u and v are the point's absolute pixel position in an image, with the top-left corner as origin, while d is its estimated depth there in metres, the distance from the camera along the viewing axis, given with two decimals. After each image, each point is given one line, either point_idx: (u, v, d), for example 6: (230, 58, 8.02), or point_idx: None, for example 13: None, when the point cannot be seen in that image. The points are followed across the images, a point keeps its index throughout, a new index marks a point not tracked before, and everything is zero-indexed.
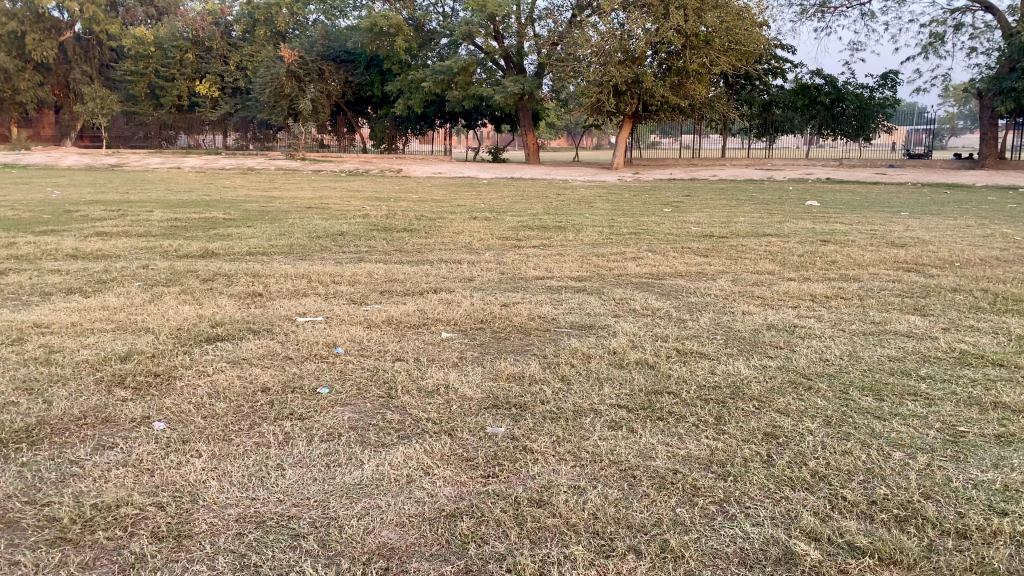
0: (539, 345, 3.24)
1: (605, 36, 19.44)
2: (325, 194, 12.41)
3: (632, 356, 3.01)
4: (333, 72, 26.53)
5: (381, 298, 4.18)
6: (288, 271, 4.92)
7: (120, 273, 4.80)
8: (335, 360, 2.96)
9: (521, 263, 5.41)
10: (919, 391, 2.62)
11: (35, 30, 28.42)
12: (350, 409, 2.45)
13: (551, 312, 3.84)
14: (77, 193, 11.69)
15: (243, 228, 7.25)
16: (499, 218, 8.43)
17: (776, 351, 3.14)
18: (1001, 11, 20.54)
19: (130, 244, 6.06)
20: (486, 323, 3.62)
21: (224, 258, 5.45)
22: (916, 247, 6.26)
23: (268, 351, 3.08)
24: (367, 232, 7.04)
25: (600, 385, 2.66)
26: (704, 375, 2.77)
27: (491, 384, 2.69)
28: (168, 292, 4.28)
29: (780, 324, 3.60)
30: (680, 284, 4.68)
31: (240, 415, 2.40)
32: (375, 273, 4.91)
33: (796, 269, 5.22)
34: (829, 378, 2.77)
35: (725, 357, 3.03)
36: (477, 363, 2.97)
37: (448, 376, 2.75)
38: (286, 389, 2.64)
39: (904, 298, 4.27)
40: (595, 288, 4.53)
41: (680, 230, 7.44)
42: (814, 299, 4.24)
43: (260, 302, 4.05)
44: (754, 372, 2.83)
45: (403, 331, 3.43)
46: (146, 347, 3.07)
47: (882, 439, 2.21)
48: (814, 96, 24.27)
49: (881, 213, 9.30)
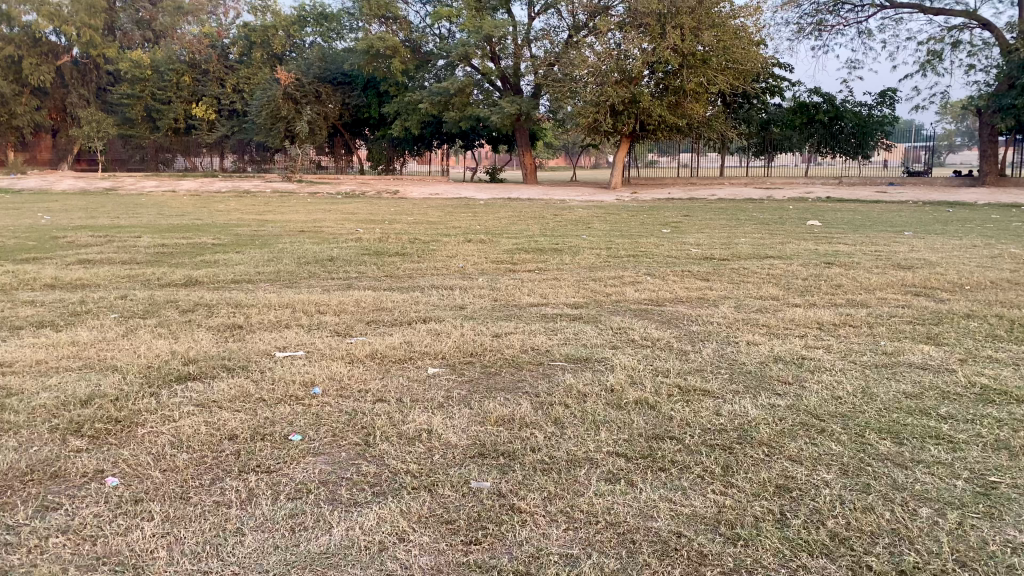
0: (531, 381, 3.04)
1: (602, 56, 19.39)
2: (319, 216, 12.25)
3: (630, 394, 2.80)
4: (331, 93, 26.48)
5: (366, 328, 3.99)
6: (272, 300, 4.73)
7: (97, 304, 4.60)
8: (312, 402, 2.75)
9: (515, 288, 5.23)
10: (942, 434, 2.42)
11: (32, 55, 28.41)
12: (323, 460, 2.26)
13: (545, 342, 3.64)
14: (67, 219, 11.50)
15: (231, 253, 7.08)
16: (495, 241, 8.27)
17: (784, 387, 2.94)
18: (998, 28, 20.48)
19: (112, 272, 5.88)
20: (477, 356, 3.42)
21: (207, 287, 5.27)
22: (923, 269, 6.08)
23: (241, 393, 2.87)
24: (358, 257, 6.86)
25: (596, 429, 2.46)
26: (709, 417, 2.57)
27: (477, 428, 2.48)
28: (144, 325, 4.08)
29: (787, 356, 3.41)
30: (681, 311, 4.49)
31: (202, 468, 2.20)
32: (362, 301, 4.72)
33: (801, 294, 5.04)
34: (843, 418, 2.57)
35: (730, 395, 2.83)
36: (464, 403, 2.76)
37: (432, 420, 2.55)
38: (255, 436, 2.44)
39: (915, 325, 4.08)
40: (592, 316, 4.35)
41: (680, 252, 7.26)
42: (821, 327, 4.04)
43: (238, 335, 3.85)
44: (762, 412, 2.62)
45: (387, 367, 3.23)
46: (109, 389, 2.86)
47: (905, 492, 2.01)
48: (813, 114, 24.17)
49: (884, 233, 9.13)
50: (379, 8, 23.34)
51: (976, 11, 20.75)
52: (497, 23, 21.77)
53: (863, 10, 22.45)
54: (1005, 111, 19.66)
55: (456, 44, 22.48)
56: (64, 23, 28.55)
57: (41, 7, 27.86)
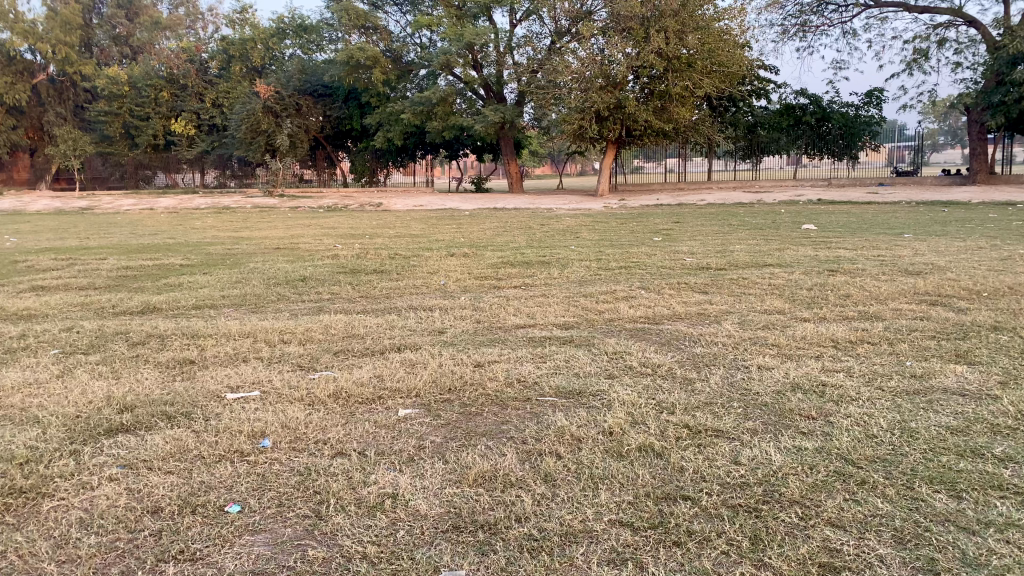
0: (518, 423, 2.64)
1: (585, 62, 19.05)
2: (298, 232, 11.85)
3: (632, 438, 2.40)
4: (311, 106, 26.39)
5: (333, 361, 3.57)
6: (232, 329, 4.29)
7: (38, 339, 4.15)
8: (259, 460, 2.34)
9: (499, 308, 4.82)
10: (1005, 483, 2.03)
11: (6, 73, 27.78)
12: (262, 540, 1.86)
13: (532, 372, 3.25)
14: (33, 240, 11.02)
15: (197, 275, 6.66)
16: (479, 254, 7.88)
17: (811, 425, 2.54)
18: (985, 25, 20.28)
19: (65, 300, 5.42)
20: (456, 392, 3.01)
21: (164, 315, 4.84)
22: (933, 275, 5.73)
23: (179, 448, 2.45)
24: (332, 276, 6.44)
25: (595, 489, 2.05)
26: (726, 468, 2.17)
27: (451, 490, 2.07)
28: (84, 363, 3.62)
29: (806, 384, 3.01)
30: (681, 329, 4.10)
31: (112, 558, 1.79)
32: (333, 327, 4.30)
33: (808, 306, 4.67)
34: (883, 465, 2.17)
35: (747, 436, 2.44)
36: (438, 455, 2.35)
37: (399, 479, 2.15)
38: (183, 509, 2.02)
39: (940, 341, 3.69)
40: (584, 338, 3.94)
41: (674, 262, 6.86)
42: (838, 345, 3.67)
43: (187, 373, 3.42)
44: (788, 458, 2.24)
45: (352, 409, 2.82)
46: (20, 448, 2.42)
47: (981, 571, 1.63)
48: (800, 116, 23.78)
49: (883, 236, 8.83)
50: (358, 18, 22.97)
51: (961, 9, 20.54)
52: (479, 30, 21.47)
53: (847, 10, 22.29)
54: (994, 108, 19.37)
55: (436, 53, 22.07)
56: (38, 40, 27.92)
57: (15, 24, 27.15)
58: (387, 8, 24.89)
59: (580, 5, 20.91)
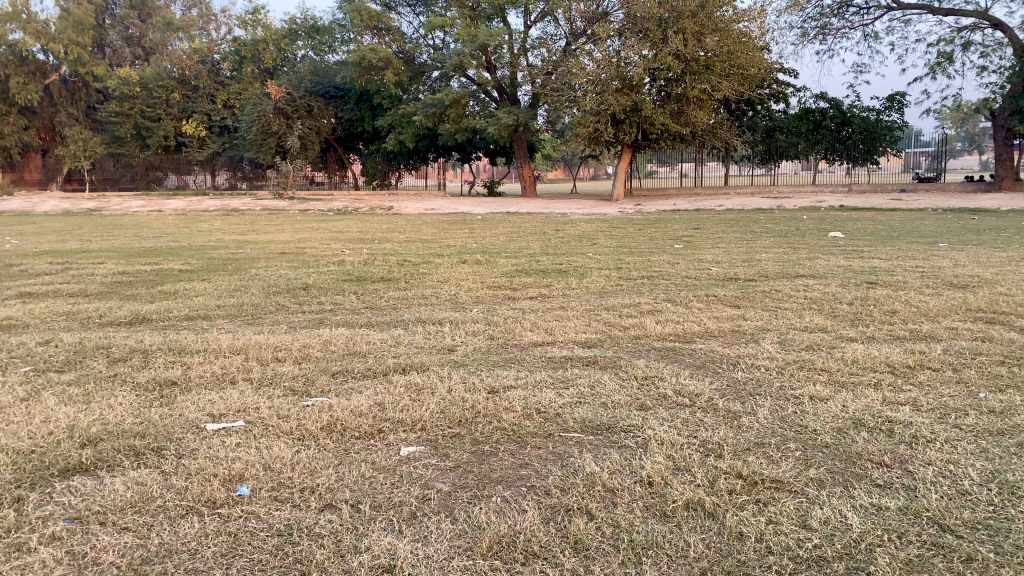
0: (539, 467, 2.26)
1: (601, 64, 18.61)
2: (305, 235, 11.49)
3: (677, 492, 2.01)
4: (323, 108, 25.87)
5: (329, 384, 3.20)
6: (223, 344, 3.93)
7: (11, 354, 3.80)
8: (232, 514, 1.96)
9: (515, 322, 4.44)
10: None
11: (19, 73, 27.68)
12: None
13: (554, 400, 2.87)
14: (35, 243, 10.73)
15: (195, 282, 6.32)
16: (491, 261, 7.52)
17: (887, 475, 2.14)
18: (1011, 28, 19.73)
19: (50, 309, 5.06)
20: (467, 426, 2.62)
21: (153, 326, 4.50)
22: (983, 289, 5.31)
23: (141, 496, 2.07)
24: (337, 284, 6.09)
25: (639, 566, 1.67)
26: (797, 535, 1.78)
27: (463, 562, 1.70)
28: (53, 383, 3.26)
29: (870, 421, 2.60)
30: (717, 350, 3.70)
31: None
32: (331, 343, 3.92)
33: (852, 323, 4.27)
34: (988, 535, 1.77)
35: (814, 490, 2.05)
36: (444, 510, 1.97)
37: (398, 545, 1.77)
38: None
39: (1011, 367, 3.27)
40: (609, 360, 3.54)
41: (697, 272, 6.46)
42: (896, 372, 3.26)
43: (168, 397, 3.05)
44: (868, 520, 1.86)
45: (346, 445, 2.44)
46: None
47: None
48: (819, 121, 23.49)
49: (918, 245, 8.40)
50: (370, 19, 22.70)
51: (987, 12, 20.01)
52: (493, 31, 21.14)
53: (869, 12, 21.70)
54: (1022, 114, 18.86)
55: (449, 54, 21.72)
56: (52, 40, 27.82)
57: (26, 24, 27.05)
58: (400, 9, 24.56)
59: (595, 6, 20.51)
